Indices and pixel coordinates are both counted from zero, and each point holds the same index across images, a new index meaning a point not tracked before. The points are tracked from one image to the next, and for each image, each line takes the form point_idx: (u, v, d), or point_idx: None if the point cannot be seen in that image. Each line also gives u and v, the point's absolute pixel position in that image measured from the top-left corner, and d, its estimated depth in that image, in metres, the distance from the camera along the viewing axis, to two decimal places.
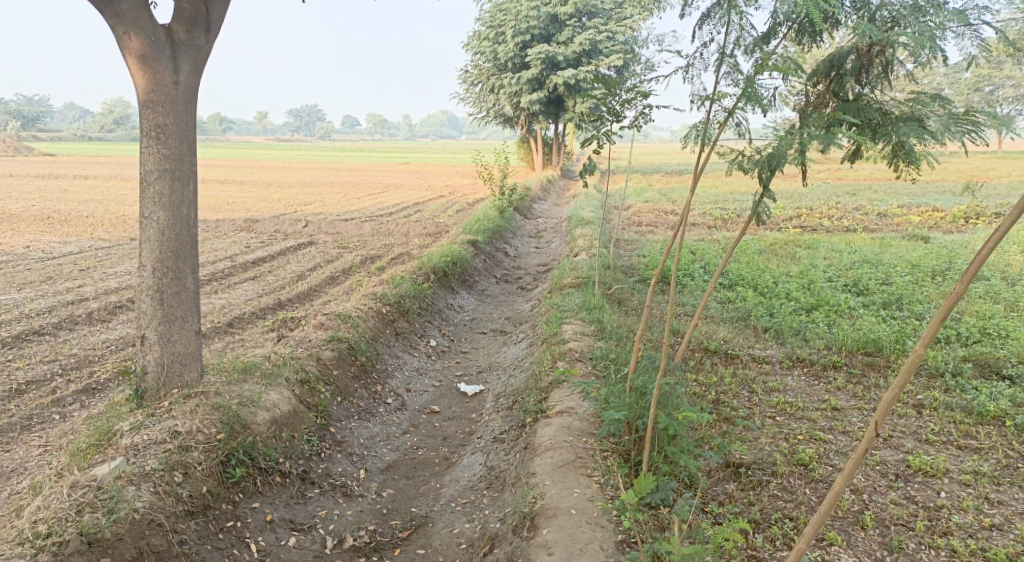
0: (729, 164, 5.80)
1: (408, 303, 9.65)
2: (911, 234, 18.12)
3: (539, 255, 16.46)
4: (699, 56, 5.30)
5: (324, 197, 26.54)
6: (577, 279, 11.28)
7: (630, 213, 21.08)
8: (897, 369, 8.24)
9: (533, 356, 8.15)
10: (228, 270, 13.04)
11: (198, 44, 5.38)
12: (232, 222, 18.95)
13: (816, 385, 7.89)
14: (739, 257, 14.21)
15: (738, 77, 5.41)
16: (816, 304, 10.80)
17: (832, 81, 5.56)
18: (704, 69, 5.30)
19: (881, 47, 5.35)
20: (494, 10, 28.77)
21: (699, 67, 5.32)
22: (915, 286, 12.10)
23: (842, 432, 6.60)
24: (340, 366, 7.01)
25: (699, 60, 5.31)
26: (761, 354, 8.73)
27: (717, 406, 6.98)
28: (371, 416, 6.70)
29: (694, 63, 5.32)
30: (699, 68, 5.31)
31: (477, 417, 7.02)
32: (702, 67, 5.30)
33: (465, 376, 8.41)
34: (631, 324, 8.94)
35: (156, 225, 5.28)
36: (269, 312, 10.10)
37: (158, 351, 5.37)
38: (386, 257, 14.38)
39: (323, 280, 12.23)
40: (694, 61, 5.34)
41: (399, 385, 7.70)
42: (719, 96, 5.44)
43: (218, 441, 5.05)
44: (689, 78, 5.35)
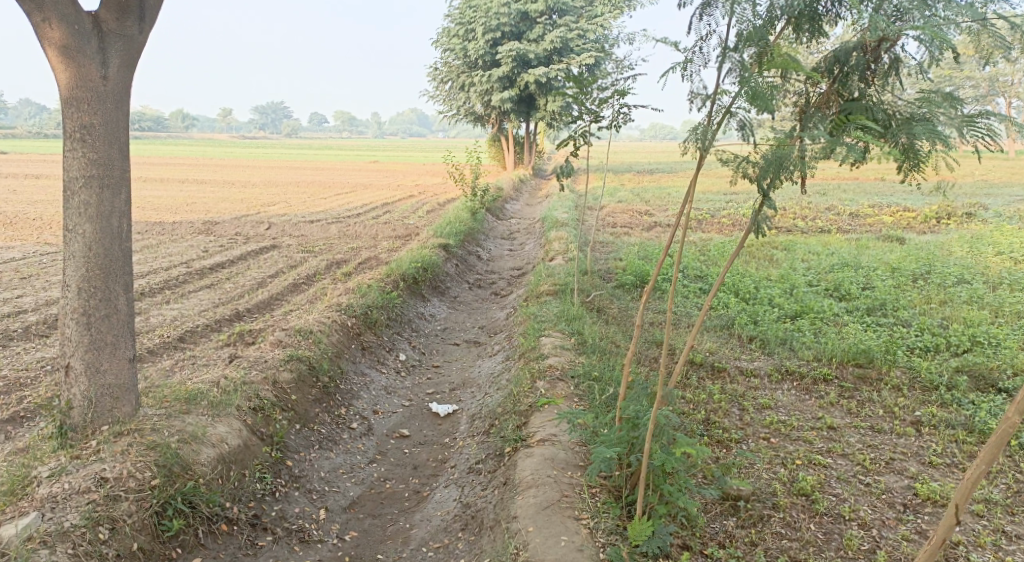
0: (733, 170, 5.27)
1: (376, 314, 9.06)
2: (886, 235, 17.93)
3: (512, 258, 15.94)
4: (699, 50, 4.81)
5: (289, 197, 25.73)
6: (554, 287, 10.77)
7: (603, 214, 20.65)
8: (891, 382, 7.81)
9: (510, 373, 7.61)
10: (183, 277, 12.29)
11: (130, 34, 4.74)
12: (191, 225, 18.11)
13: (808, 400, 7.46)
14: (717, 258, 13.81)
15: (737, 75, 4.95)
16: (800, 312, 10.42)
17: (835, 79, 5.06)
18: (704, 65, 4.81)
19: (889, 42, 4.93)
20: (463, 6, 28.11)
21: (698, 62, 4.82)
22: (897, 290, 11.80)
23: (843, 455, 6.16)
24: (299, 390, 6.40)
25: (699, 54, 4.82)
26: (749, 366, 8.28)
27: (707, 428, 6.54)
28: (334, 445, 6.11)
29: (693, 58, 4.82)
30: (699, 63, 4.81)
31: (451, 443, 6.48)
32: (703, 62, 4.80)
33: (437, 394, 7.83)
34: (612, 337, 8.45)
35: (83, 239, 4.66)
36: (225, 324, 9.42)
37: (86, 383, 4.74)
38: (353, 262, 13.75)
39: (285, 288, 11.56)
40: (691, 57, 4.85)
41: (365, 407, 7.11)
42: (721, 94, 4.98)
43: (153, 488, 4.44)
44: (687, 76, 4.85)
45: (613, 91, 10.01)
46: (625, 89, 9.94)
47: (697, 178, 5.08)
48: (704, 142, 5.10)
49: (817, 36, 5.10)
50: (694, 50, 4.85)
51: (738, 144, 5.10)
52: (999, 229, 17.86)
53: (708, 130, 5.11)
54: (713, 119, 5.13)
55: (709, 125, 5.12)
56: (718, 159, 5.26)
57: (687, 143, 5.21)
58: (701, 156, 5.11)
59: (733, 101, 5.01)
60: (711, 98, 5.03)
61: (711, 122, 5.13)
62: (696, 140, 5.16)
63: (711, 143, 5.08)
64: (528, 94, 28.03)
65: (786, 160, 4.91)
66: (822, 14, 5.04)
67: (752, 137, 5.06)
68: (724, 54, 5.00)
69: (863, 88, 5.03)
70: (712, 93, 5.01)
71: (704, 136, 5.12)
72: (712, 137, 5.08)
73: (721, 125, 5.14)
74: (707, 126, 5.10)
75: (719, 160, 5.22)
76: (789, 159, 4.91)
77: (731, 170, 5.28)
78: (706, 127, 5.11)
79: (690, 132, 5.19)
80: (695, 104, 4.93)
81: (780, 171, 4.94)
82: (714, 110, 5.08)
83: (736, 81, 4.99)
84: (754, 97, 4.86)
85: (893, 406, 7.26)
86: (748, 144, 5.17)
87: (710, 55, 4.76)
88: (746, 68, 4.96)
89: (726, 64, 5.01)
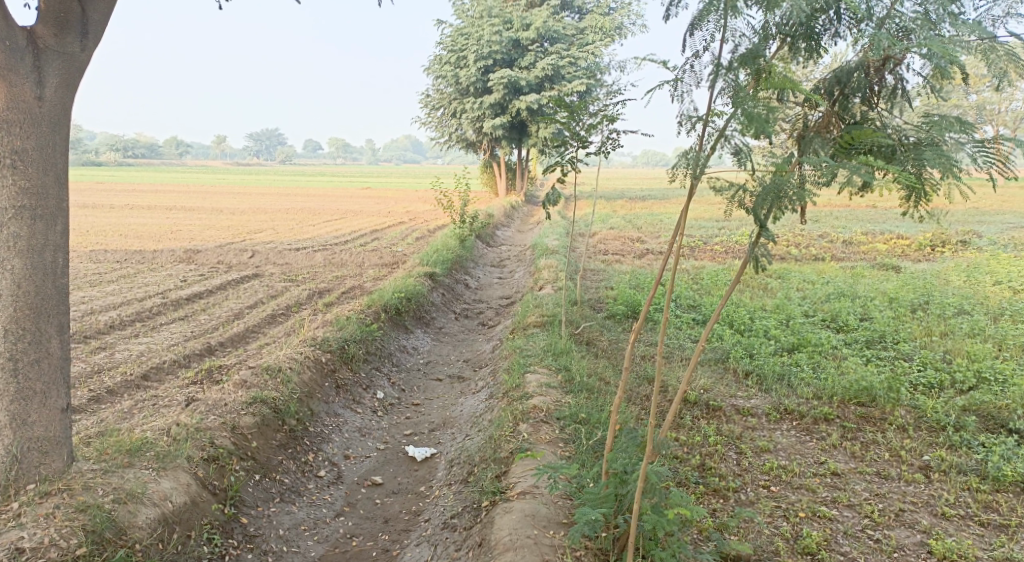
0: (729, 200, 4.84)
1: (353, 348, 8.60)
2: (881, 263, 17.61)
3: (501, 286, 15.54)
4: (690, 67, 4.44)
5: (276, 224, 25.35)
6: (542, 318, 10.33)
7: (595, 241, 20.33)
8: (896, 422, 7.36)
9: (492, 413, 7.15)
10: (157, 308, 11.85)
11: (71, 51, 4.36)
12: (171, 253, 17.68)
13: (809, 442, 7.01)
14: (711, 287, 13.40)
15: (731, 96, 4.58)
16: (797, 344, 10.00)
17: (836, 101, 4.68)
18: (694, 84, 4.45)
19: (894, 61, 4.58)
20: (455, 33, 27.92)
21: (689, 82, 4.45)
22: (897, 321, 11.42)
23: (849, 506, 5.71)
24: (261, 435, 5.93)
25: (690, 72, 4.46)
26: (745, 404, 7.84)
27: (702, 476, 6.09)
28: (297, 497, 5.64)
29: (684, 76, 4.45)
30: (690, 82, 4.45)
31: (426, 492, 6.01)
32: (694, 81, 4.43)
33: (415, 435, 7.35)
34: (601, 374, 8.01)
35: (10, 276, 4.28)
36: (195, 360, 8.96)
37: (10, 436, 4.34)
38: (335, 292, 13.33)
39: (262, 320, 11.12)
40: (681, 75, 4.49)
41: (336, 451, 6.62)
42: (714, 116, 4.62)
43: (77, 558, 4.04)
44: (677, 95, 4.49)
45: (602, 117, 9.68)
46: (615, 115, 9.62)
47: (688, 209, 4.66)
48: (695, 168, 4.70)
49: (816, 55, 4.75)
50: (685, 68, 4.49)
51: (733, 171, 4.69)
52: (995, 257, 17.56)
53: (700, 155, 4.72)
54: (706, 144, 4.74)
55: (702, 150, 4.73)
56: (712, 187, 4.85)
57: (678, 168, 4.81)
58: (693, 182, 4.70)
59: (725, 124, 4.63)
60: (703, 120, 4.66)
61: (704, 147, 4.75)
62: (687, 166, 4.76)
63: (706, 169, 4.68)
64: (520, 120, 27.84)
65: (784, 188, 4.52)
66: (822, 33, 4.70)
67: (749, 161, 4.66)
68: (716, 72, 4.65)
69: (866, 111, 4.67)
70: (705, 115, 4.64)
71: (696, 161, 4.72)
72: (705, 162, 4.68)
73: (713, 150, 4.75)
74: (699, 152, 4.71)
75: (713, 188, 4.81)
76: (789, 188, 4.52)
77: (726, 198, 4.88)
78: (699, 151, 4.72)
79: (682, 157, 4.78)
80: (687, 126, 4.55)
81: (779, 200, 4.55)
82: (706, 134, 4.71)
83: (729, 102, 4.62)
84: (750, 120, 4.46)
85: (899, 448, 6.82)
86: (744, 170, 4.76)
87: (702, 73, 4.40)
88: (740, 88, 4.60)
89: (719, 83, 4.66)
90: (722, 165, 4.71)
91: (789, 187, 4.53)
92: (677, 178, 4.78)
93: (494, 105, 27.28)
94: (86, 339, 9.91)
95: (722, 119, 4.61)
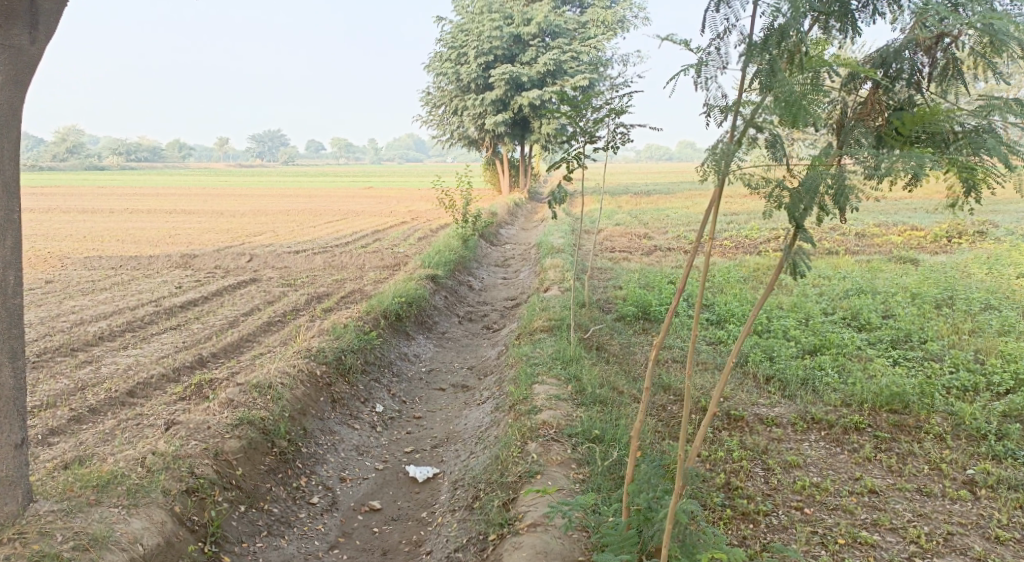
0: (767, 203, 4.30)
1: (350, 359, 8.13)
2: (897, 256, 17.04)
3: (506, 287, 15.05)
4: (716, 48, 3.96)
5: (277, 226, 24.90)
6: (549, 322, 9.84)
7: (601, 238, 19.83)
8: (933, 431, 6.85)
9: (499, 428, 6.66)
10: (149, 317, 11.42)
11: (17, 44, 4.09)
12: (168, 258, 17.26)
13: (840, 455, 6.51)
14: (724, 284, 12.87)
15: (760, 81, 4.13)
16: (819, 346, 9.47)
17: (880, 82, 4.19)
18: (722, 67, 3.97)
19: (951, 37, 4.11)
20: (455, 30, 27.36)
21: (715, 65, 3.96)
22: (921, 319, 10.89)
23: (892, 530, 5.27)
24: (248, 461, 5.48)
25: (716, 55, 3.97)
26: (769, 414, 7.31)
27: (729, 498, 5.63)
28: (287, 529, 5.22)
29: (710, 59, 3.96)
30: (717, 66, 3.96)
31: (427, 518, 5.55)
32: (721, 65, 3.95)
33: (417, 453, 6.87)
34: (614, 382, 7.52)
35: None
36: (185, 373, 8.50)
37: None
38: (334, 296, 12.87)
39: (258, 328, 10.67)
40: (706, 58, 4.00)
41: (331, 473, 6.16)
42: (744, 102, 4.20)
43: None
44: (701, 81, 4.01)
45: (609, 110, 9.23)
46: (622, 108, 9.16)
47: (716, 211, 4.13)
48: (725, 164, 4.12)
49: (856, 33, 4.21)
50: (710, 50, 4.01)
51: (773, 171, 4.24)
52: (1016, 248, 16.99)
53: (730, 148, 4.15)
54: (736, 136, 4.23)
55: (733, 142, 4.20)
56: (744, 185, 4.33)
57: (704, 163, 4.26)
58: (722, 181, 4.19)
59: (756, 113, 4.16)
60: (731, 108, 4.20)
61: (735, 136, 4.22)
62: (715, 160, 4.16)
63: (737, 165, 4.16)
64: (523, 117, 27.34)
65: (825, 186, 4.05)
66: (858, 9, 4.18)
67: (785, 155, 4.20)
68: (745, 52, 4.14)
69: (915, 94, 4.19)
70: (732, 103, 4.21)
71: (725, 156, 4.14)
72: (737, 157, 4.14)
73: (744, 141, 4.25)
74: (728, 144, 4.14)
75: (749, 187, 4.29)
76: (829, 185, 4.05)
77: (759, 195, 4.38)
78: (730, 145, 4.16)
79: (708, 150, 4.23)
80: (714, 115, 4.20)
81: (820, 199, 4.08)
82: (737, 123, 4.22)
83: (761, 88, 4.13)
84: (785, 108, 3.98)
85: (939, 461, 6.33)
86: (780, 165, 4.25)
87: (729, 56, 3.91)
88: (775, 53, 4.08)
89: (744, 63, 4.17)
90: (760, 160, 4.28)
91: (830, 184, 4.05)
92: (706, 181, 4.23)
93: (496, 101, 26.79)
94: (72, 352, 9.48)
95: (753, 107, 4.16)
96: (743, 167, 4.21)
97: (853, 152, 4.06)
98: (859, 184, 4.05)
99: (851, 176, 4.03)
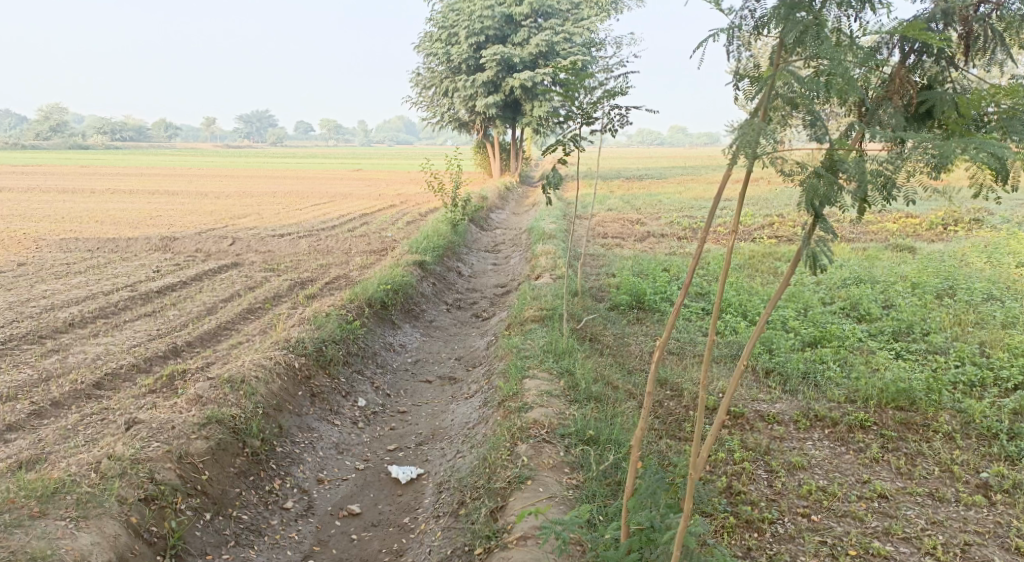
0: (802, 194, 3.77)
1: (332, 350, 7.74)
2: (894, 244, 16.71)
3: (496, 273, 14.66)
4: (750, 10, 3.79)
5: (262, 208, 24.35)
6: (540, 311, 9.43)
7: (593, 224, 19.45)
8: (942, 430, 6.52)
9: (487, 425, 6.30)
10: (124, 302, 10.97)
11: None
12: (147, 241, 16.74)
13: (846, 455, 6.18)
14: (719, 271, 12.48)
15: (800, 49, 3.67)
16: (820, 337, 9.12)
17: (912, 56, 3.79)
18: (754, 34, 3.82)
19: (990, 6, 3.75)
20: (446, 9, 26.76)
21: (749, 29, 3.81)
22: (923, 309, 10.56)
23: (906, 540, 4.98)
24: (215, 464, 5.11)
25: (749, 19, 3.82)
26: (770, 410, 6.95)
27: (731, 503, 5.32)
28: (256, 539, 4.87)
29: (742, 25, 3.80)
30: (750, 30, 3.82)
31: (411, 524, 5.20)
32: (754, 32, 3.80)
33: (400, 451, 6.48)
34: (608, 378, 7.15)
35: None
36: (157, 363, 8.06)
37: None
38: (319, 282, 12.45)
39: (237, 315, 10.23)
40: (738, 23, 3.84)
41: (308, 475, 5.77)
42: (781, 75, 3.68)
43: None
44: (732, 49, 3.85)
45: (606, 92, 8.83)
46: (618, 90, 8.75)
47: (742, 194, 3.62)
48: (755, 146, 3.59)
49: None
50: (743, 12, 3.84)
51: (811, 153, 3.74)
52: (1014, 235, 16.67)
53: (763, 127, 3.62)
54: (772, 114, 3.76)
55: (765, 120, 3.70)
56: (778, 172, 3.71)
57: (731, 143, 3.73)
58: (751, 167, 3.66)
59: (794, 91, 3.66)
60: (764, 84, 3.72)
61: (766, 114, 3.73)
62: (745, 143, 3.62)
63: (771, 148, 3.61)
64: (513, 98, 26.81)
65: (871, 177, 3.66)
66: None
67: (828, 137, 3.77)
68: (782, 15, 3.66)
69: (946, 71, 3.81)
70: (767, 77, 3.73)
71: (754, 137, 3.61)
72: (771, 137, 3.61)
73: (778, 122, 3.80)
74: (759, 125, 3.62)
75: (781, 173, 3.72)
76: (877, 180, 3.66)
77: (788, 182, 3.87)
78: (760, 123, 3.65)
79: (736, 131, 3.71)
80: (744, 87, 3.96)
81: (864, 188, 3.67)
82: (769, 98, 3.75)
83: (799, 55, 3.71)
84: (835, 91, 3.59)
85: (950, 462, 6.02)
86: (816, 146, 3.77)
87: (764, 21, 3.76)
88: (816, 16, 3.63)
89: (780, 30, 3.71)
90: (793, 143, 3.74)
91: (877, 178, 3.66)
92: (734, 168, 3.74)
93: (487, 82, 26.28)
94: (40, 339, 9.04)
95: (793, 80, 3.66)
96: (780, 150, 3.66)
97: (908, 139, 3.61)
98: (910, 174, 3.65)
99: (908, 164, 3.61)
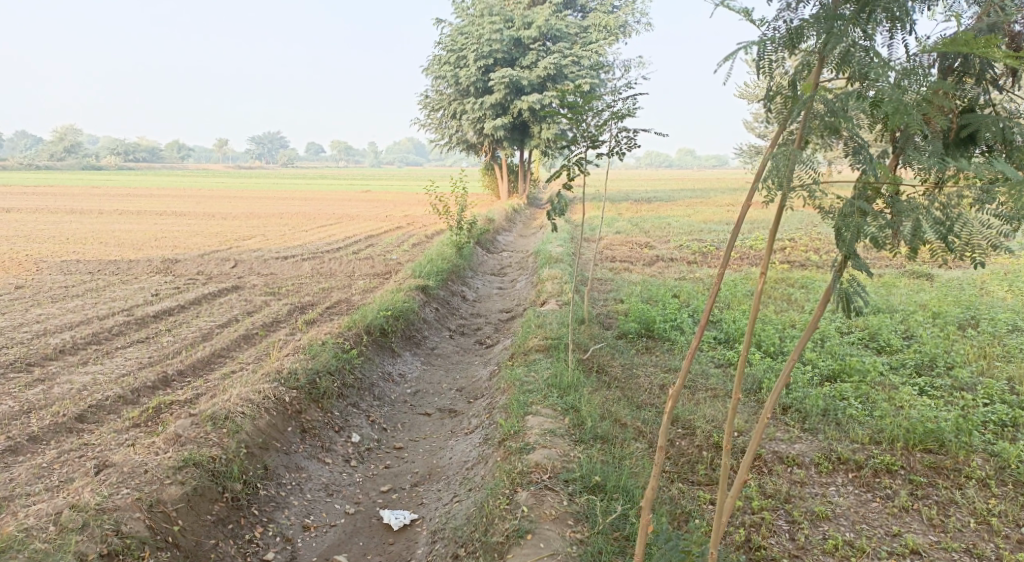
0: (835, 228, 3.44)
1: (326, 382, 7.36)
2: (910, 270, 16.24)
3: (501, 298, 14.32)
4: (784, 21, 3.51)
5: (267, 229, 24.08)
6: (545, 341, 9.04)
7: (601, 247, 19.08)
8: (975, 475, 6.07)
9: (486, 466, 5.91)
10: (118, 328, 10.64)
11: None
12: (148, 263, 16.44)
13: (873, 503, 5.75)
14: (731, 298, 12.08)
15: (845, 65, 3.38)
16: (838, 371, 8.68)
17: (955, 74, 3.46)
18: (787, 49, 3.50)
19: None
20: (455, 32, 26.64)
21: (782, 44, 3.49)
22: (945, 340, 10.10)
23: None
24: (189, 512, 4.87)
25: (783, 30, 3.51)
26: (789, 451, 6.50)
27: (750, 561, 5.01)
28: None
29: (773, 36, 3.49)
30: (784, 43, 3.49)
31: None
32: (788, 46, 3.51)
33: (395, 492, 6.10)
34: (617, 414, 6.74)
35: None
36: (145, 394, 7.70)
37: None
38: (319, 307, 12.12)
39: (232, 342, 9.88)
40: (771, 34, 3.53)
41: (294, 520, 5.42)
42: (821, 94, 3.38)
43: None
44: (763, 62, 3.52)
45: (614, 114, 8.52)
46: (626, 112, 8.43)
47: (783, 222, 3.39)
48: (788, 175, 3.33)
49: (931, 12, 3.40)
50: (774, 23, 3.56)
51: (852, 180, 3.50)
52: None
53: (798, 154, 3.36)
54: (810, 138, 3.45)
55: (801, 146, 3.43)
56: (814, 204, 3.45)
57: (762, 170, 3.45)
58: (788, 198, 3.39)
59: (832, 113, 3.34)
60: (802, 103, 3.42)
61: (805, 139, 3.45)
62: (778, 173, 3.36)
63: (810, 177, 3.33)
64: (522, 121, 26.61)
65: (920, 211, 3.33)
66: None
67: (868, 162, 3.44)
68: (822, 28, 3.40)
69: (988, 93, 3.46)
70: (804, 97, 3.43)
71: (787, 167, 3.34)
72: (810, 165, 3.34)
73: (815, 146, 3.50)
74: (793, 156, 3.35)
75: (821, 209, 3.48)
76: (932, 215, 3.33)
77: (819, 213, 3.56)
78: (795, 149, 3.38)
79: (771, 156, 3.44)
80: (775, 105, 3.66)
81: (918, 225, 3.32)
82: (808, 120, 3.40)
83: (837, 71, 3.43)
84: (883, 112, 3.32)
85: (986, 513, 5.59)
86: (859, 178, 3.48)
87: (799, 35, 3.46)
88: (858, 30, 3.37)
89: (820, 43, 3.42)
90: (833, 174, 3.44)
91: (933, 214, 3.32)
92: (767, 199, 3.47)
93: (496, 105, 26.09)
94: (27, 367, 8.71)
95: (835, 100, 3.38)
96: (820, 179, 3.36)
97: (961, 168, 3.26)
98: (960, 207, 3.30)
99: (955, 197, 3.30)
